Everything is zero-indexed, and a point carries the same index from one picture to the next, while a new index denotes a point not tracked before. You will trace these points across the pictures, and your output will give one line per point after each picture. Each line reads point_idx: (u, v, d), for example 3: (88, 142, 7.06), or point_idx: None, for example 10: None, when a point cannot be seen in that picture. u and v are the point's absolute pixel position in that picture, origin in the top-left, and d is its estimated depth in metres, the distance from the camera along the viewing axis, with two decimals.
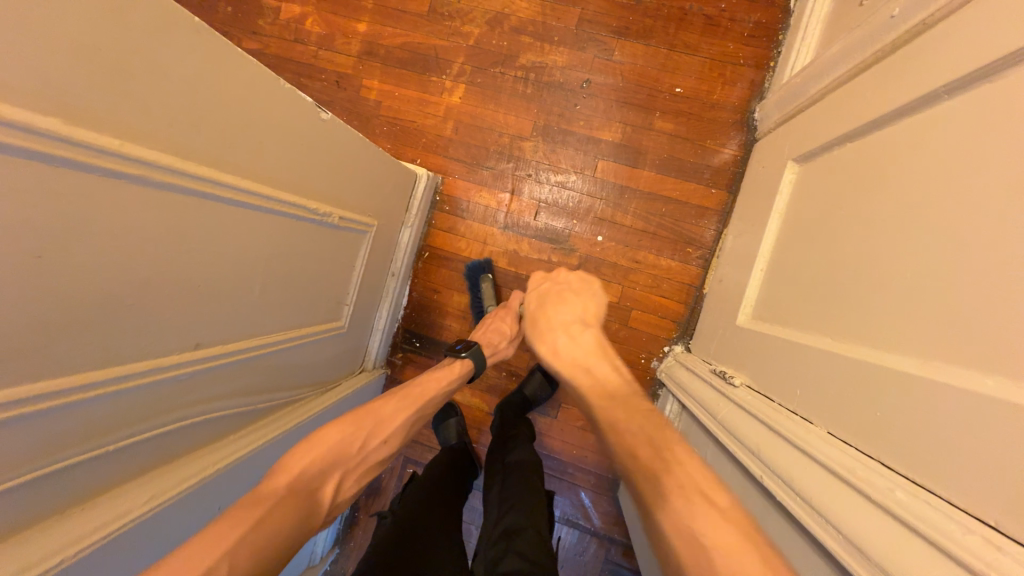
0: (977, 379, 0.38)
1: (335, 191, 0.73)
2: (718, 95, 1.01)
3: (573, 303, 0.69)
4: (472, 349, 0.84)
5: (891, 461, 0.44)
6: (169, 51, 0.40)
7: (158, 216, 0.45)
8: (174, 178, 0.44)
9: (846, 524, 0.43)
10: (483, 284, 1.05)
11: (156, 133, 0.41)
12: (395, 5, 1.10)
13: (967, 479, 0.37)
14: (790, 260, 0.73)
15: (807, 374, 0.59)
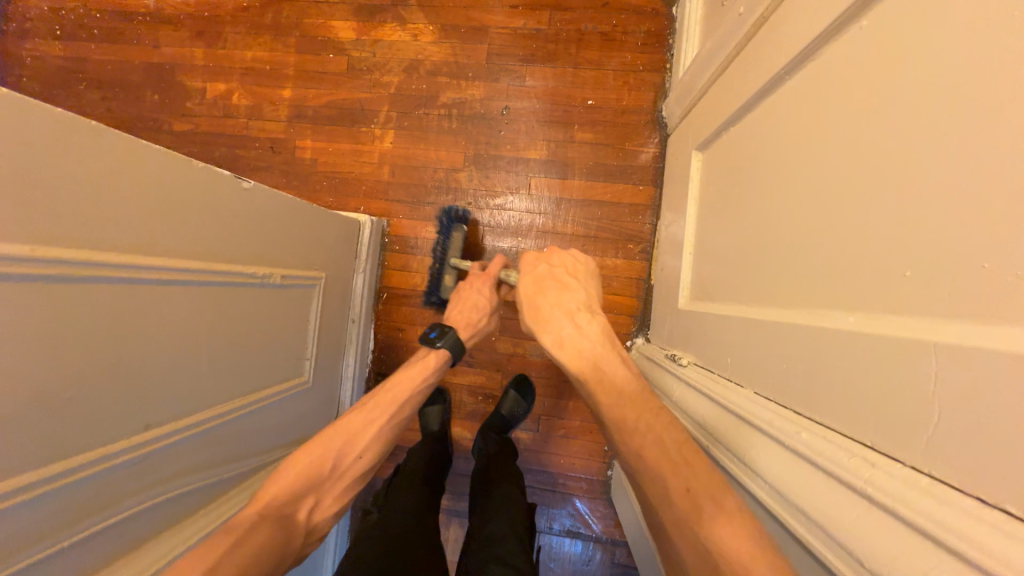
0: (832, 320, 0.41)
1: (275, 252, 0.75)
2: (627, 101, 1.08)
3: (576, 288, 0.66)
4: (449, 337, 0.80)
5: (792, 405, 0.46)
6: (74, 157, 0.43)
7: (102, 308, 0.48)
8: (103, 270, 0.46)
9: (768, 473, 0.45)
10: (454, 235, 1.04)
11: (73, 233, 0.44)
12: (315, 68, 1.16)
13: (836, 409, 0.39)
14: (711, 241, 0.77)
15: (729, 344, 0.62)
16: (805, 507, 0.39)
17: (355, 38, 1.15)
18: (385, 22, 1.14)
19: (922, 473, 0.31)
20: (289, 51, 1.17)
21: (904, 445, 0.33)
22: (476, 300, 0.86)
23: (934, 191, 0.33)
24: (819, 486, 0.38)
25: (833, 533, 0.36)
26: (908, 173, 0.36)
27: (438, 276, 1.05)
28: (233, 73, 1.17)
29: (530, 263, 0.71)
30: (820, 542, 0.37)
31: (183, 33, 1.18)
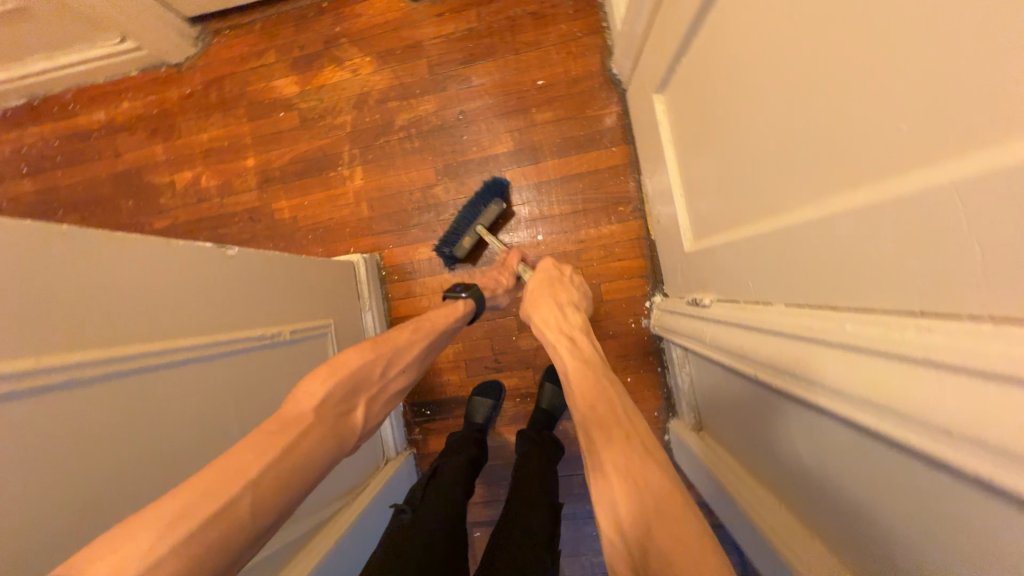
0: (836, 203, 0.39)
1: (277, 311, 0.75)
2: (577, 70, 1.08)
3: (569, 292, 0.82)
4: (472, 288, 0.88)
5: (825, 303, 0.43)
6: (57, 263, 0.43)
7: (119, 404, 0.47)
8: (109, 368, 0.46)
9: (815, 378, 0.42)
10: (492, 207, 1.02)
11: (75, 337, 0.44)
12: (270, 130, 1.18)
13: (867, 290, 0.37)
14: (698, 176, 0.75)
15: (745, 267, 0.60)
16: (856, 398, 0.36)
17: (300, 91, 1.17)
18: (323, 66, 1.16)
19: (962, 319, 0.29)
20: (241, 122, 1.18)
21: (947, 298, 0.30)
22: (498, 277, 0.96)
23: (882, 40, 0.32)
24: (872, 370, 0.36)
25: (888, 408, 0.33)
26: (856, 30, 0.34)
27: (457, 232, 1.04)
28: (195, 159, 1.19)
29: (544, 269, 0.88)
30: (877, 422, 0.35)
31: (138, 136, 1.20)
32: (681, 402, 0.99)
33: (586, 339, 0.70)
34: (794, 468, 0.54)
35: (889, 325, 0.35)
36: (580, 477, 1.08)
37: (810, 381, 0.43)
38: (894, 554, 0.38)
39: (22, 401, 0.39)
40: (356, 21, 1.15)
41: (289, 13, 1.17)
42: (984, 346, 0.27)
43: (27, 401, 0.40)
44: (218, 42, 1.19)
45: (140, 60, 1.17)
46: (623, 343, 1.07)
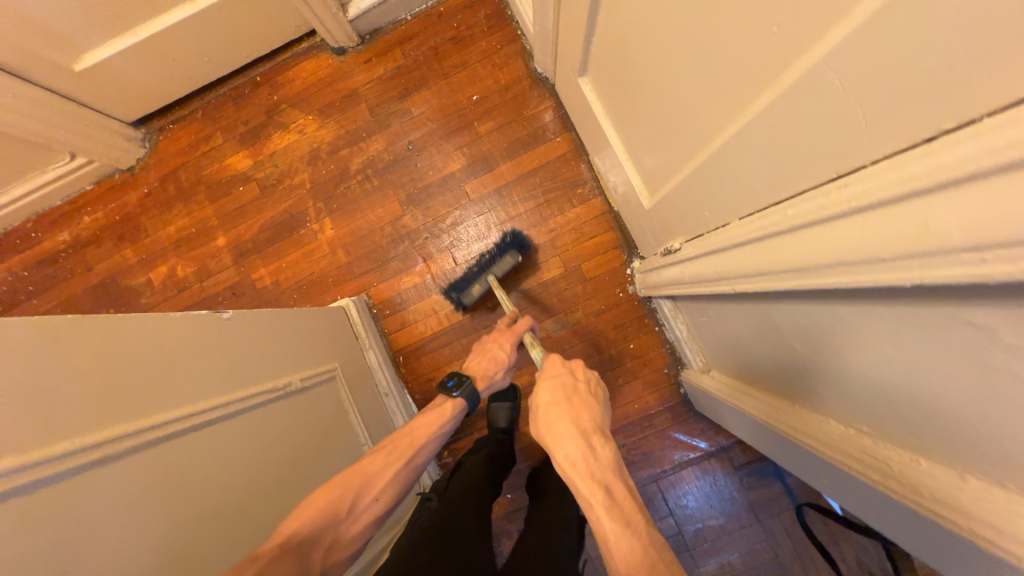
0: (748, 111, 0.45)
1: (282, 363, 0.77)
2: (505, 78, 1.15)
3: (594, 411, 0.66)
4: (466, 386, 0.82)
5: (766, 201, 0.48)
6: (69, 351, 0.45)
7: (154, 471, 0.49)
8: (132, 441, 0.48)
9: (775, 267, 0.47)
10: (506, 257, 1.04)
11: (99, 417, 0.46)
12: (233, 206, 1.21)
13: (792, 174, 0.42)
14: (636, 137, 0.81)
15: (698, 200, 0.65)
16: (808, 267, 0.41)
17: (254, 163, 1.21)
18: (270, 135, 1.21)
19: (865, 166, 0.34)
20: (204, 205, 1.22)
21: (844, 155, 0.35)
22: (495, 353, 0.89)
23: None
24: (807, 241, 0.41)
25: (827, 266, 0.38)
26: None
27: (467, 279, 1.05)
28: (167, 252, 1.22)
29: (556, 377, 0.72)
30: (822, 282, 0.39)
31: (107, 244, 1.22)
32: (686, 352, 1.03)
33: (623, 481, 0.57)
34: (796, 362, 0.58)
35: (810, 197, 0.40)
36: None
37: (772, 273, 0.48)
38: (893, 394, 0.42)
39: (59, 485, 0.41)
40: (291, 86, 1.21)
41: (226, 94, 1.23)
42: (878, 180, 0.32)
43: (64, 484, 0.41)
44: (165, 138, 1.24)
45: (92, 173, 1.21)
46: (617, 313, 1.10)
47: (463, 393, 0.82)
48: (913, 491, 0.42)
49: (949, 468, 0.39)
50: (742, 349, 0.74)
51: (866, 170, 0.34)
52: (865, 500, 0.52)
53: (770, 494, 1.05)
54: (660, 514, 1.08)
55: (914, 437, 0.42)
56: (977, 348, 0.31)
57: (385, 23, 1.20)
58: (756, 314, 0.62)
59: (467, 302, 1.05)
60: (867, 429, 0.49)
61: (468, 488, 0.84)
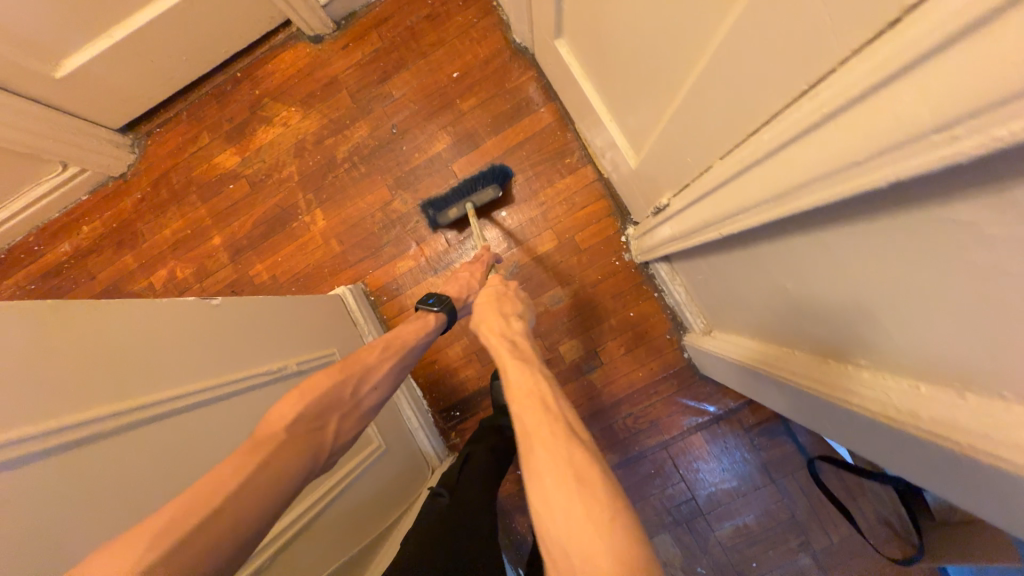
0: (717, 36, 0.43)
1: (277, 348, 0.77)
2: (484, 52, 1.13)
3: (516, 306, 0.75)
4: (445, 303, 0.77)
5: (744, 133, 0.47)
6: (57, 335, 0.46)
7: (148, 449, 0.50)
8: (119, 422, 0.48)
9: (756, 199, 0.45)
10: (488, 189, 1.05)
11: (91, 397, 0.47)
12: (225, 205, 1.21)
13: (765, 96, 0.40)
14: (617, 94, 0.80)
15: (680, 148, 0.63)
16: (788, 190, 0.39)
17: (241, 160, 1.21)
18: (256, 130, 1.21)
19: (834, 70, 0.32)
20: (197, 206, 1.22)
21: (813, 61, 0.33)
22: (467, 281, 0.87)
23: None
24: (788, 162, 0.39)
25: (807, 184, 0.36)
26: None
27: (447, 198, 1.07)
28: (164, 256, 1.22)
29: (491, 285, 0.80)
30: (804, 203, 0.38)
31: (105, 253, 1.23)
32: (686, 315, 1.01)
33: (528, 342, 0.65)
34: (790, 303, 0.56)
35: (785, 118, 0.38)
36: (622, 422, 1.08)
37: (755, 207, 0.46)
38: (884, 319, 0.41)
39: (42, 463, 0.41)
40: (272, 79, 1.21)
41: (209, 93, 1.23)
42: (848, 78, 0.30)
43: (48, 462, 0.42)
44: (153, 142, 1.25)
45: (86, 182, 1.22)
46: (614, 282, 1.09)
47: (440, 308, 0.77)
48: (910, 418, 0.40)
49: (949, 390, 0.37)
50: (739, 301, 0.72)
51: (835, 72, 0.32)
52: (866, 436, 0.50)
53: (782, 454, 1.04)
54: (672, 481, 1.07)
55: (911, 364, 0.41)
56: (965, 250, 0.29)
57: (360, 8, 1.18)
58: (747, 259, 0.61)
59: (442, 221, 1.07)
60: (865, 363, 0.47)
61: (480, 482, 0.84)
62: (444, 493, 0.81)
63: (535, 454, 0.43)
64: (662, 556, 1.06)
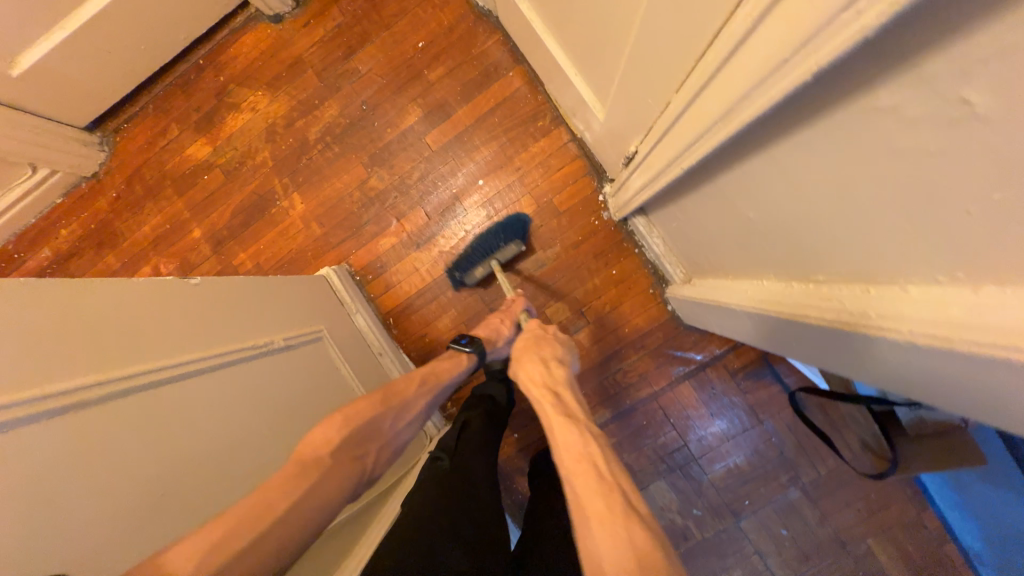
0: None
1: (263, 325, 0.78)
2: (448, 20, 1.12)
3: (557, 352, 0.75)
4: (477, 345, 0.81)
5: (691, 60, 0.47)
6: (36, 309, 0.47)
7: (138, 415, 0.52)
8: (104, 390, 0.49)
9: (708, 122, 0.46)
10: (512, 244, 1.04)
11: (75, 368, 0.48)
12: (201, 196, 1.21)
13: (703, 16, 0.41)
14: (580, 46, 0.80)
15: (640, 90, 0.64)
16: (734, 104, 0.40)
17: (213, 149, 1.20)
18: (224, 117, 1.19)
19: None
20: (174, 200, 1.21)
21: None
22: (497, 325, 0.89)
23: None
24: (732, 76, 0.39)
25: (749, 93, 0.37)
26: None
27: (472, 262, 1.06)
28: (144, 253, 1.21)
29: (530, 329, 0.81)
30: (750, 113, 0.38)
31: (85, 255, 1.22)
32: (666, 267, 1.03)
33: (573, 395, 0.65)
34: (754, 231, 0.57)
35: (724, 33, 0.39)
36: (612, 377, 1.11)
37: (708, 132, 0.47)
38: (832, 226, 0.42)
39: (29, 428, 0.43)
40: (236, 64, 1.19)
41: (173, 83, 1.21)
42: None
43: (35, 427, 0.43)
44: (122, 138, 1.23)
45: (57, 185, 1.20)
46: (595, 242, 1.10)
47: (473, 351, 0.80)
48: (862, 318, 0.42)
49: (894, 286, 0.39)
50: (711, 240, 0.73)
51: None
52: (828, 351, 0.53)
53: (768, 395, 1.07)
54: (664, 430, 1.10)
55: (860, 268, 0.42)
56: (891, 135, 0.31)
57: None
58: (712, 193, 0.62)
59: (471, 282, 1.07)
60: (823, 279, 0.49)
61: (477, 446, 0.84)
62: (443, 455, 0.80)
63: (585, 502, 0.47)
64: (659, 501, 1.10)
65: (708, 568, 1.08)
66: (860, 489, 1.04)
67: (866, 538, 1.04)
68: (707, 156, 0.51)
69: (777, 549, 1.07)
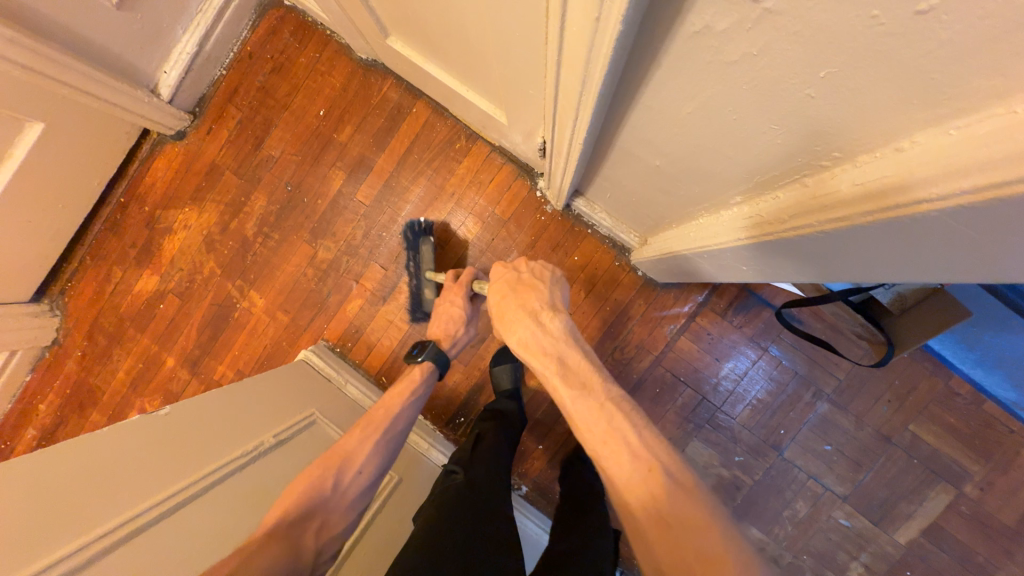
0: None
1: (255, 424, 0.77)
2: (338, 80, 1.15)
3: (541, 294, 0.73)
4: (428, 348, 0.88)
5: (545, 42, 0.49)
6: (13, 491, 0.48)
7: (153, 552, 0.51)
8: (115, 536, 0.49)
9: (576, 96, 0.48)
10: (424, 248, 1.06)
11: (76, 527, 0.48)
12: (164, 325, 1.20)
13: None
14: (461, 66, 0.83)
15: (520, 82, 0.65)
16: (586, 71, 0.41)
17: (161, 276, 1.20)
18: (161, 243, 1.20)
19: None
20: (139, 337, 1.20)
21: None
22: (450, 311, 0.93)
23: None
24: (573, 44, 0.41)
25: (592, 54, 0.38)
26: None
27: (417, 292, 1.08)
28: (127, 399, 1.19)
29: (507, 274, 0.78)
30: (600, 73, 0.40)
31: (70, 422, 1.20)
32: (621, 237, 1.04)
33: (574, 349, 0.64)
34: (667, 174, 0.58)
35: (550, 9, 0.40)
36: (611, 358, 1.10)
37: (582, 102, 0.48)
38: (718, 148, 0.43)
39: None
40: (156, 189, 1.20)
41: (103, 229, 1.21)
42: None
43: None
44: (70, 299, 1.22)
45: (22, 363, 1.18)
46: (549, 235, 1.11)
47: (429, 350, 0.88)
48: (780, 223, 0.43)
49: (792, 182, 0.40)
50: (642, 196, 0.74)
51: None
52: (778, 264, 0.52)
53: (762, 320, 1.07)
54: (679, 390, 1.09)
55: (762, 178, 0.43)
56: (716, 51, 0.32)
57: (207, 88, 1.19)
58: (618, 154, 0.63)
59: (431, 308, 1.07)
60: (742, 198, 0.50)
61: (490, 455, 0.87)
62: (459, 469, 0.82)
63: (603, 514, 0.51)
64: (700, 461, 1.09)
65: (771, 509, 1.07)
66: (882, 380, 1.04)
67: (906, 425, 1.04)
68: (589, 127, 0.53)
69: (828, 467, 1.06)
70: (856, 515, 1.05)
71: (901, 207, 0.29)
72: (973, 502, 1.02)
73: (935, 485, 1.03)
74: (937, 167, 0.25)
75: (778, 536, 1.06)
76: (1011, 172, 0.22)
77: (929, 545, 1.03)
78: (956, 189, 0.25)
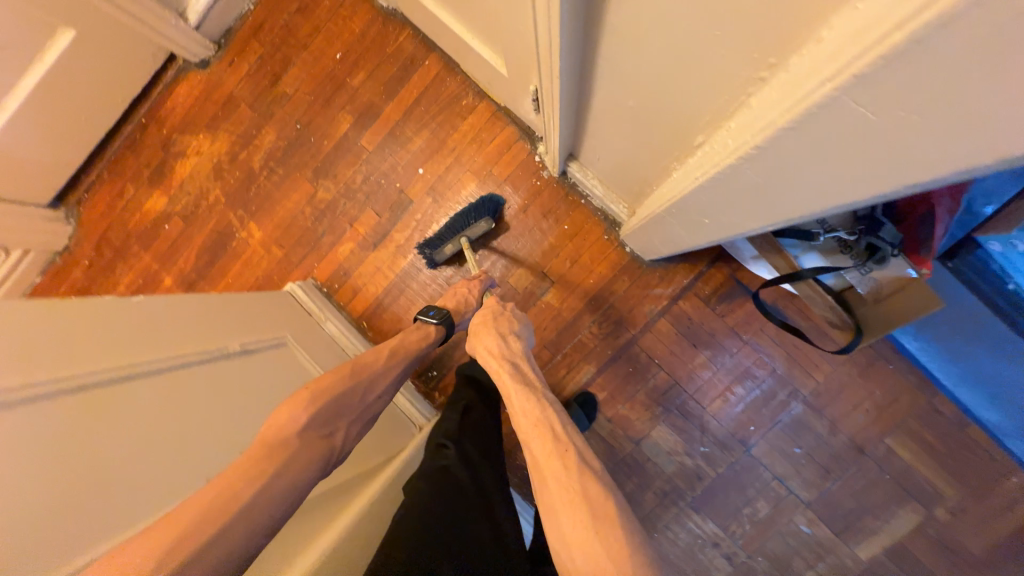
0: None
1: (224, 332, 0.79)
2: (357, 26, 1.17)
3: (514, 325, 0.75)
4: (443, 314, 0.84)
5: None
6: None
7: (98, 410, 0.53)
8: (64, 386, 0.51)
9: (544, 19, 0.48)
10: (480, 222, 1.05)
11: (34, 368, 0.50)
12: (166, 245, 1.25)
13: None
14: (466, 11, 0.83)
15: (511, 19, 0.65)
16: None
17: (169, 198, 1.25)
18: (173, 166, 1.25)
19: None
20: (142, 254, 1.26)
21: None
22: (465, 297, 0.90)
23: None
24: None
25: None
26: None
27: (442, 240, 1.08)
28: None
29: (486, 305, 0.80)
30: None
31: None
32: (612, 208, 1.04)
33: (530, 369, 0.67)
34: (639, 119, 0.58)
35: None
36: (588, 332, 1.10)
37: (549, 27, 0.48)
38: (677, 72, 0.43)
39: None
40: (175, 114, 1.25)
41: (122, 146, 1.27)
42: None
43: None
44: (84, 210, 1.29)
45: (32, 266, 1.24)
46: (542, 201, 1.11)
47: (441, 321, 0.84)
48: (728, 154, 0.42)
49: (742, 105, 0.39)
50: (623, 154, 0.74)
51: None
52: (732, 215, 0.51)
53: (746, 312, 1.05)
54: (652, 372, 1.08)
55: (716, 108, 0.42)
56: None
57: (233, 21, 1.23)
58: (598, 98, 0.63)
59: (440, 259, 1.08)
60: (702, 139, 0.49)
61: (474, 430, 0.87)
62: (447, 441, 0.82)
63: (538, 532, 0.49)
64: (664, 447, 1.07)
65: (731, 505, 1.05)
66: (863, 388, 1.00)
67: (883, 438, 1.00)
68: (561, 60, 0.53)
69: (795, 470, 1.03)
70: (818, 523, 1.02)
71: (830, 89, 0.28)
72: (943, 527, 0.98)
73: (905, 503, 0.99)
74: (857, 37, 0.25)
75: (734, 533, 1.04)
76: (913, 6, 0.21)
77: (889, 564, 1.00)
78: (876, 51, 0.24)
